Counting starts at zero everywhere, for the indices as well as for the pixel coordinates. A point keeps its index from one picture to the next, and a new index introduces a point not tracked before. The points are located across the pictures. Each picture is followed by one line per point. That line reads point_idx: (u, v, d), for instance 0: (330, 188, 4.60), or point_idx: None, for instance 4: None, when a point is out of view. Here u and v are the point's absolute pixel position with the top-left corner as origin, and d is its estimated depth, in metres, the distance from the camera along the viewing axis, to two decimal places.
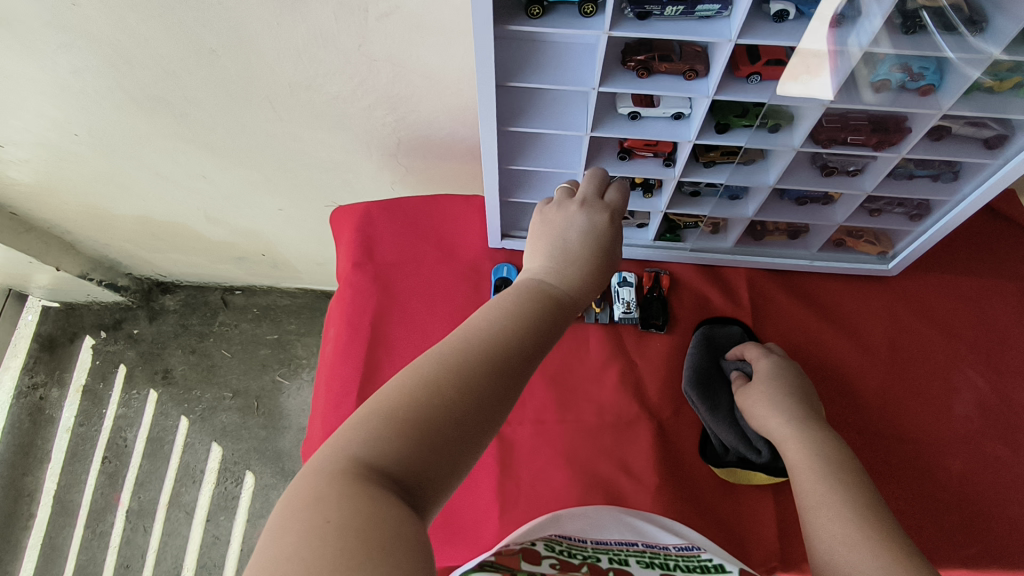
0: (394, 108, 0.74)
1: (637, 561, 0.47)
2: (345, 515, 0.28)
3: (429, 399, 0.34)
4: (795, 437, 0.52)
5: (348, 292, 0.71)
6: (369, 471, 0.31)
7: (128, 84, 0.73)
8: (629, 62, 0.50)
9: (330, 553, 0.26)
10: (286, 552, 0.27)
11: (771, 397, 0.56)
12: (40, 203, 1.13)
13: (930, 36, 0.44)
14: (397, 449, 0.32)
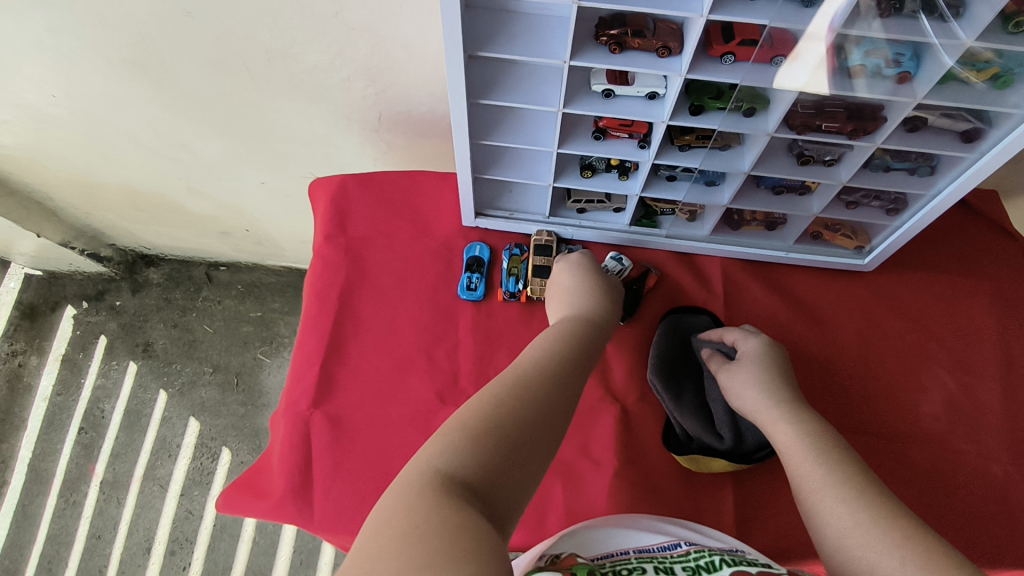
0: (374, 80, 0.73)
1: (683, 567, 0.43)
2: (430, 524, 0.31)
3: (503, 419, 0.38)
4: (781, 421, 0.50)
5: (318, 264, 0.70)
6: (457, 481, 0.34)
7: (103, 46, 0.72)
8: (601, 37, 0.49)
9: (422, 556, 0.29)
10: (387, 553, 0.29)
11: (754, 380, 0.54)
12: (19, 167, 1.11)
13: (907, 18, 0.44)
14: (474, 467, 0.35)
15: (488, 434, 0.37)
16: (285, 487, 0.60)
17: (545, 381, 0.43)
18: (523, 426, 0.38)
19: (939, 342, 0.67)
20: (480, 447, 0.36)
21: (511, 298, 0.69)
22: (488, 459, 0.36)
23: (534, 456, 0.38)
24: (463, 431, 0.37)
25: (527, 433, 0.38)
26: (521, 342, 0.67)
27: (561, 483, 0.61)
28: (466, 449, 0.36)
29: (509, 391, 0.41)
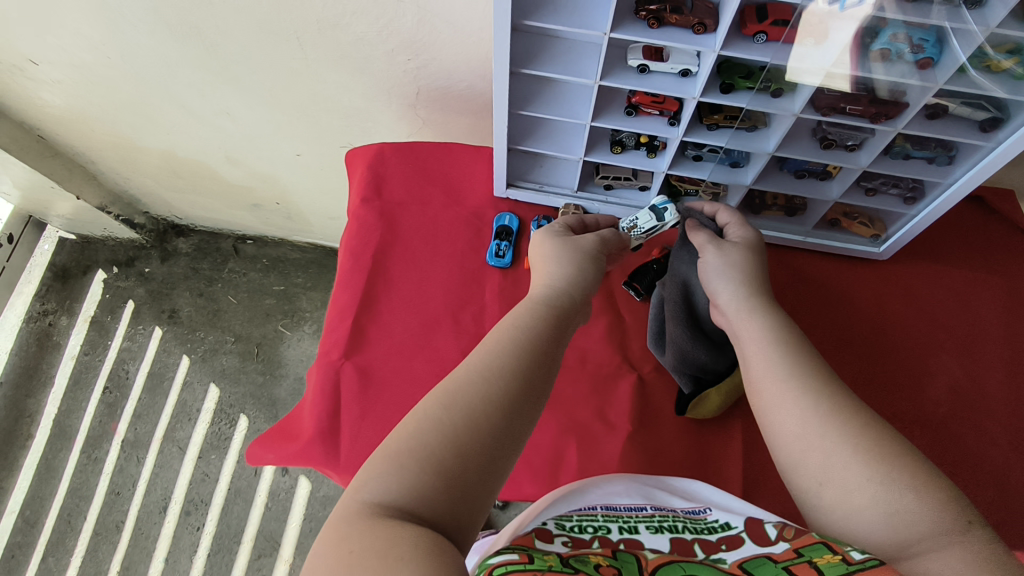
0: (416, 54, 0.77)
1: (647, 526, 0.44)
2: (366, 546, 0.33)
3: (441, 436, 0.39)
4: (745, 315, 0.51)
5: (354, 225, 0.74)
6: (396, 510, 0.35)
7: (163, 8, 0.76)
8: (641, 11, 0.52)
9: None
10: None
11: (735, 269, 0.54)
12: (67, 128, 1.16)
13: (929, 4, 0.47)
14: (422, 479, 0.37)
15: (424, 452, 0.38)
16: (313, 430, 0.63)
17: (483, 377, 0.42)
18: (463, 436, 0.39)
19: (947, 333, 0.69)
20: (415, 470, 0.37)
21: None
22: (426, 480, 0.37)
23: (485, 460, 0.39)
24: (396, 454, 0.38)
25: (468, 442, 0.39)
26: None
27: (576, 441, 0.64)
28: (399, 476, 0.37)
29: (465, 387, 0.41)
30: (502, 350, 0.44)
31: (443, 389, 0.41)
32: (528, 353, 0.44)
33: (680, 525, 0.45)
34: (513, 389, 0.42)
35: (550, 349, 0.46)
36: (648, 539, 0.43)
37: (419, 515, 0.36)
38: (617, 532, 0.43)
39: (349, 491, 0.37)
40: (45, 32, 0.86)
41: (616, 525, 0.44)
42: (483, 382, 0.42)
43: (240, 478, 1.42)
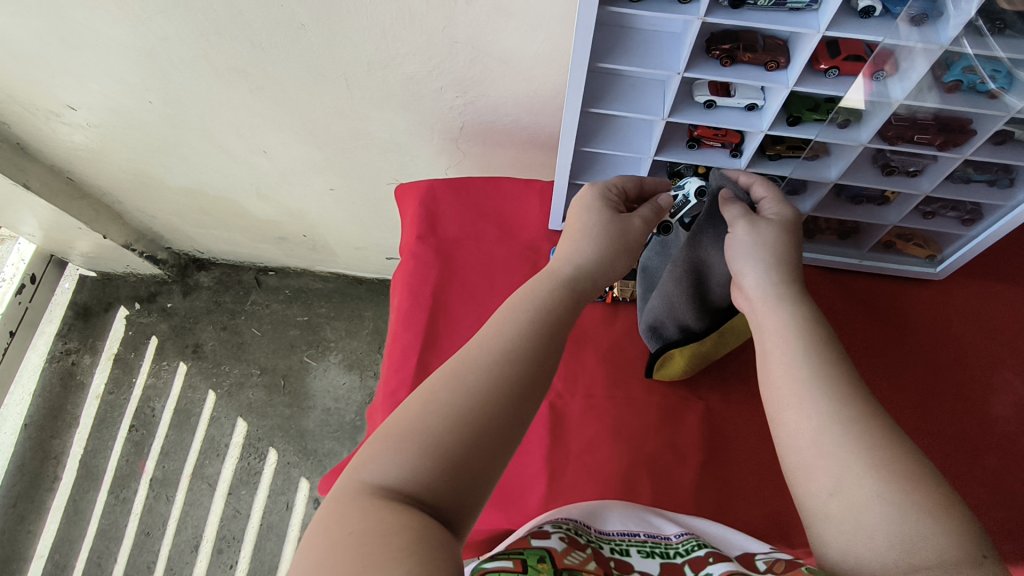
0: (465, 91, 0.77)
1: (638, 550, 0.52)
2: (365, 527, 0.35)
3: (449, 417, 0.41)
4: (772, 305, 0.50)
5: (411, 262, 0.74)
6: (399, 489, 0.38)
7: (212, 54, 0.77)
8: (714, 51, 0.53)
9: (357, 557, 0.33)
10: (321, 556, 0.34)
11: (768, 250, 0.52)
12: (97, 170, 1.16)
13: (983, 39, 0.48)
14: (428, 464, 0.39)
15: (426, 435, 0.40)
16: None
17: (495, 362, 0.44)
18: (466, 421, 0.41)
19: (1007, 349, 0.69)
20: (417, 452, 0.39)
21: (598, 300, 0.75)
22: (427, 464, 0.39)
23: (484, 446, 0.40)
24: (400, 438, 0.40)
25: (473, 426, 0.40)
26: (605, 343, 0.72)
27: (649, 474, 0.64)
28: (402, 458, 0.39)
29: (479, 364, 0.44)
30: (515, 335, 0.46)
31: (453, 374, 0.44)
32: (537, 338, 0.46)
33: (670, 549, 0.52)
34: (523, 374, 0.44)
35: (559, 339, 0.47)
36: (637, 563, 0.50)
37: (417, 496, 0.38)
38: (609, 552, 0.51)
39: (355, 468, 0.40)
40: (88, 80, 0.86)
41: (610, 547, 0.52)
42: (497, 367, 0.44)
43: (271, 513, 1.40)
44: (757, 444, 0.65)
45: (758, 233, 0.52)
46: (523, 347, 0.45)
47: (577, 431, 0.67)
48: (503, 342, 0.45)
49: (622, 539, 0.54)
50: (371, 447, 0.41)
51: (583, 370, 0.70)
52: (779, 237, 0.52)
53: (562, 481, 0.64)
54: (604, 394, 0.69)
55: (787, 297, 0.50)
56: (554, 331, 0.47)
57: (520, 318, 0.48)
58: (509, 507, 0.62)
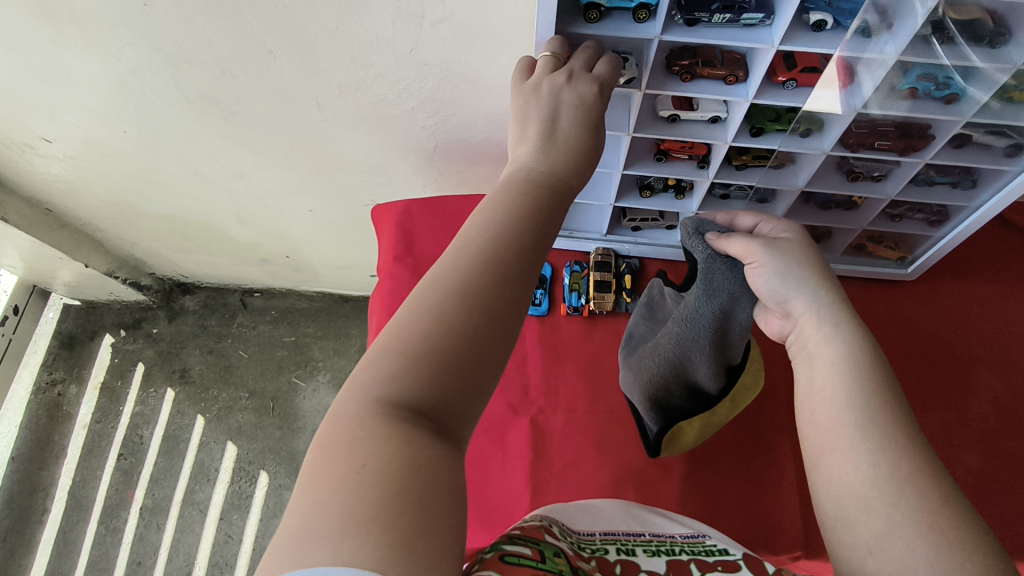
0: (436, 111, 0.78)
1: (643, 550, 0.48)
2: (380, 460, 0.30)
3: (447, 326, 0.35)
4: (829, 331, 0.44)
5: (389, 283, 0.74)
6: (404, 412, 0.33)
7: (184, 83, 0.77)
8: (674, 66, 0.53)
9: (372, 496, 0.29)
10: (326, 491, 0.30)
11: (796, 275, 0.46)
12: (75, 200, 1.16)
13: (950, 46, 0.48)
14: (425, 386, 0.34)
15: (426, 349, 0.34)
16: None
17: (486, 261, 0.38)
18: (468, 329, 0.35)
19: (982, 348, 0.70)
20: (418, 365, 0.34)
21: (575, 313, 0.74)
22: (430, 379, 0.34)
23: (483, 355, 0.36)
24: (398, 350, 0.34)
25: (473, 335, 0.35)
26: (585, 356, 0.73)
27: (633, 486, 0.64)
28: (403, 373, 0.34)
29: (470, 262, 0.38)
30: (506, 230, 0.40)
31: (443, 274, 0.37)
32: (530, 237, 0.40)
33: (676, 549, 0.48)
34: (518, 271, 0.39)
35: (542, 233, 0.42)
36: (644, 561, 0.46)
37: (424, 415, 0.33)
38: (613, 554, 0.47)
39: (351, 385, 0.34)
40: (61, 112, 0.86)
41: (616, 547, 0.49)
42: (490, 264, 0.38)
43: (264, 536, 1.40)
44: (738, 452, 0.66)
45: (782, 252, 0.47)
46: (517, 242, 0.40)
47: (559, 446, 0.67)
48: (493, 239, 0.39)
49: (627, 539, 0.51)
50: (360, 367, 0.35)
51: (564, 384, 0.71)
52: (806, 251, 0.47)
53: (546, 497, 0.64)
54: (585, 407, 0.69)
55: (842, 321, 0.44)
56: (537, 221, 0.41)
57: (498, 215, 0.41)
58: (493, 525, 0.62)
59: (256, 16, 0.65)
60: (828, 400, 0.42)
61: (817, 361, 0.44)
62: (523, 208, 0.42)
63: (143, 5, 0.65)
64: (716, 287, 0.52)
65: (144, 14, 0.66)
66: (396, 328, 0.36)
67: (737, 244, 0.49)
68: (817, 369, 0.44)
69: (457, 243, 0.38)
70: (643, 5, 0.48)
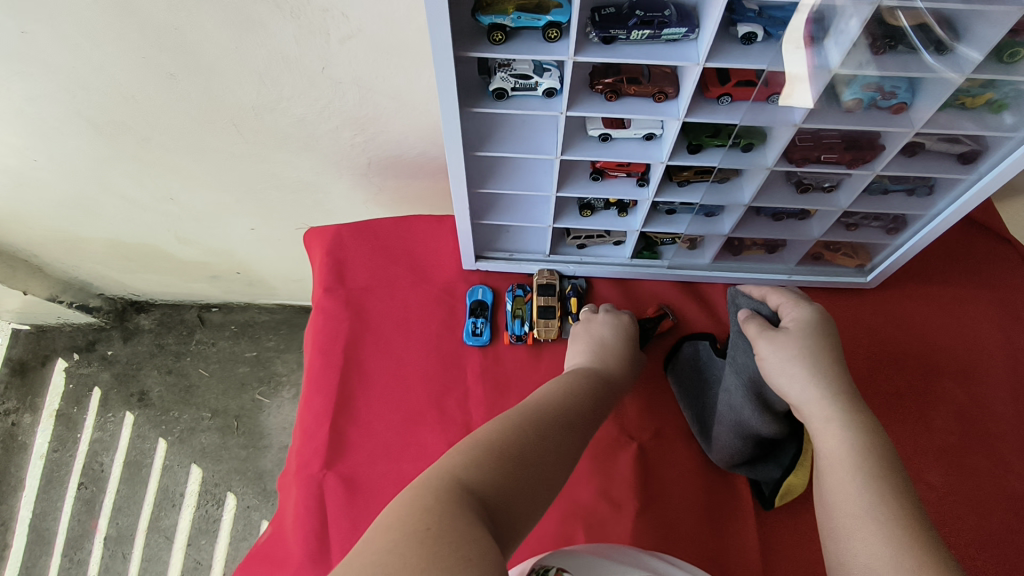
0: (363, 128, 0.72)
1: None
2: (444, 525, 0.29)
3: (529, 447, 0.38)
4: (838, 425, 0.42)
5: (319, 318, 0.70)
6: (471, 495, 0.33)
7: (85, 109, 0.71)
8: (596, 86, 0.49)
9: (438, 552, 0.28)
10: (390, 547, 0.29)
11: (808, 356, 0.46)
12: (1, 228, 1.09)
13: (914, 54, 0.44)
14: (494, 482, 0.35)
15: (511, 457, 0.37)
16: (302, 554, 0.58)
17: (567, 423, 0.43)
18: (546, 462, 0.38)
19: (946, 356, 0.67)
20: (502, 468, 0.36)
21: (518, 341, 0.68)
22: (508, 481, 0.35)
23: (544, 478, 0.38)
24: (490, 449, 0.37)
25: (548, 472, 0.38)
26: None
27: (583, 526, 0.60)
28: (491, 467, 0.35)
29: (542, 411, 0.42)
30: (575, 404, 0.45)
31: (530, 412, 0.42)
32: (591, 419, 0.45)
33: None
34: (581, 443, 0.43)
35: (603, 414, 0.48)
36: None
37: (494, 509, 0.34)
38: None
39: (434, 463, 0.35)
40: None
41: None
42: (565, 426, 0.42)
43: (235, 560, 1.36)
44: (693, 484, 0.62)
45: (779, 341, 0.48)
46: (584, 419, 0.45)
47: None
48: (567, 407, 0.44)
49: None
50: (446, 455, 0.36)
51: None
52: (824, 333, 0.47)
53: None
54: None
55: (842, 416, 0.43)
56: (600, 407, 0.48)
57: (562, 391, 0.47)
58: None
59: (147, 39, 0.59)
60: (836, 469, 0.41)
61: (825, 432, 0.43)
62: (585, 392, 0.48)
63: (19, 31, 0.59)
64: (741, 363, 0.55)
65: (22, 41, 0.60)
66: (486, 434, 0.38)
67: (754, 325, 0.51)
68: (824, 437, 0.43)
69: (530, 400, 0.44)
70: (552, 23, 0.44)
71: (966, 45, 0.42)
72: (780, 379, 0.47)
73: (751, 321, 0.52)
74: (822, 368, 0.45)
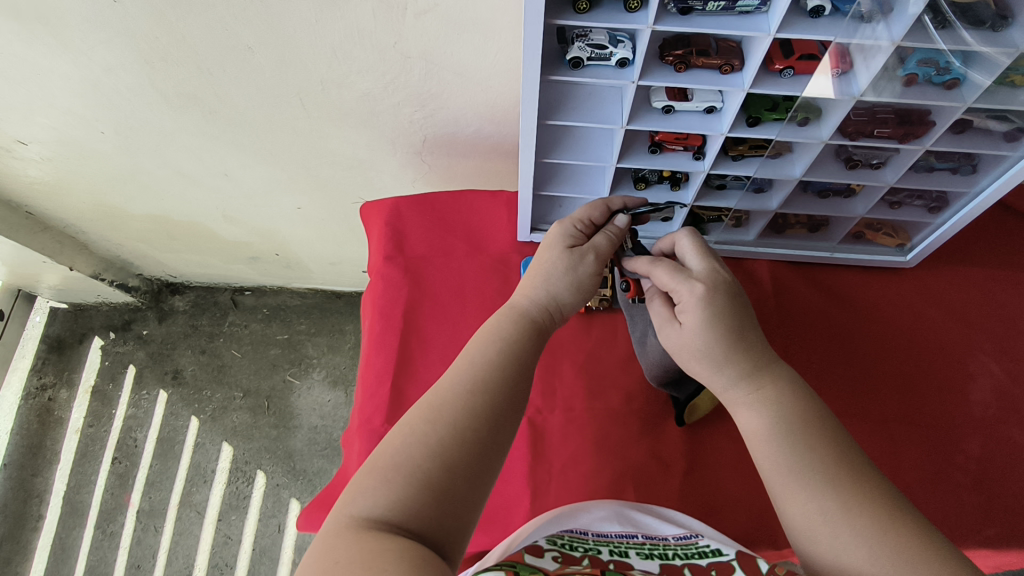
0: (423, 104, 0.76)
1: (638, 552, 0.48)
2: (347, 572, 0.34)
3: (426, 450, 0.40)
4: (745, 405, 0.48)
5: (380, 284, 0.73)
6: (382, 525, 0.37)
7: (161, 82, 0.75)
8: (668, 56, 0.53)
9: None
10: None
11: (703, 351, 0.49)
12: (56, 202, 1.13)
13: (925, 30, 0.48)
14: (407, 499, 0.38)
15: (410, 465, 0.40)
16: None
17: (468, 391, 0.44)
18: (447, 449, 0.40)
19: (979, 332, 0.69)
20: (403, 485, 0.39)
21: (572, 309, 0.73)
22: (414, 496, 0.38)
23: (460, 465, 0.40)
24: (385, 470, 0.40)
25: (454, 456, 0.40)
26: (582, 353, 0.72)
27: (634, 484, 0.63)
28: (387, 491, 0.39)
29: (448, 395, 0.44)
30: (484, 365, 0.46)
31: (427, 405, 0.43)
32: (510, 366, 0.46)
33: (670, 551, 0.49)
34: (495, 401, 0.44)
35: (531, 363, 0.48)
36: (639, 562, 0.46)
37: (407, 529, 0.37)
38: (608, 554, 0.47)
39: (341, 503, 0.39)
40: (34, 113, 0.84)
41: (610, 547, 0.49)
42: (471, 396, 0.44)
43: (264, 536, 1.38)
44: (737, 446, 0.65)
45: (683, 332, 0.50)
46: (495, 375, 0.45)
47: (557, 446, 0.66)
48: (473, 373, 0.45)
49: (620, 540, 0.51)
50: (350, 492, 0.40)
51: (561, 382, 0.70)
52: (712, 323, 0.48)
53: (545, 500, 0.62)
54: (583, 406, 0.68)
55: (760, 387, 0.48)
56: (525, 356, 0.48)
57: (485, 350, 0.47)
58: (493, 529, 0.61)
59: (233, 12, 0.63)
60: (760, 444, 0.46)
61: (738, 410, 0.49)
62: (507, 339, 0.48)
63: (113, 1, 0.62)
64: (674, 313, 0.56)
65: (115, 10, 0.63)
66: (388, 450, 0.41)
67: (657, 305, 0.53)
68: (739, 417, 0.49)
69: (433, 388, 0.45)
70: None
71: (981, 43, 0.47)
72: (687, 361, 0.51)
73: (655, 298, 0.54)
74: (720, 356, 0.48)
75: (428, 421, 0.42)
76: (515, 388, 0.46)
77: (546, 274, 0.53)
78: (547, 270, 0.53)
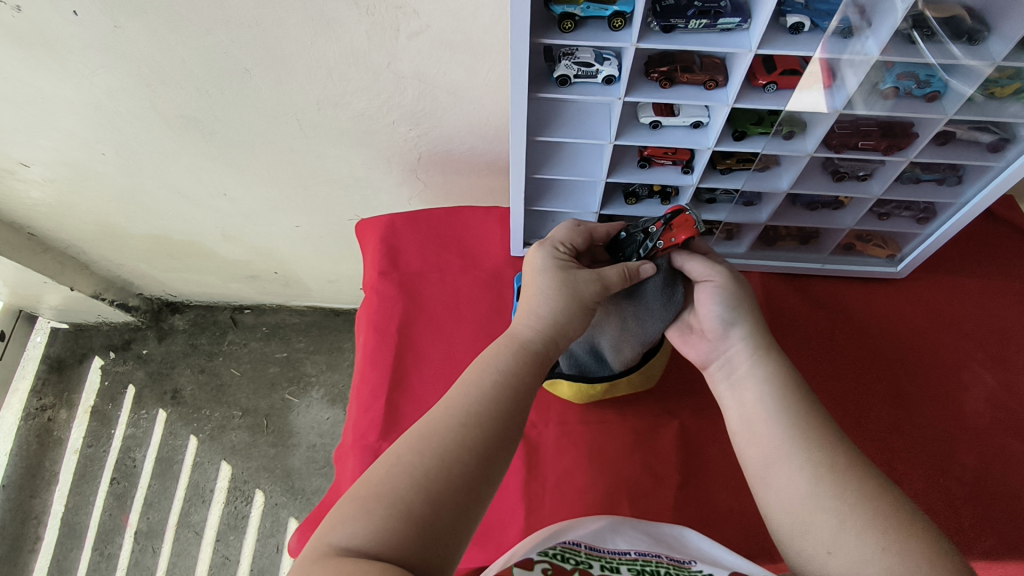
0: (417, 123, 0.77)
1: (629, 568, 0.48)
2: None
3: (410, 481, 0.41)
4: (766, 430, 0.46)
5: (374, 299, 0.74)
6: (363, 554, 0.37)
7: (161, 104, 0.76)
8: (652, 74, 0.55)
9: None
10: None
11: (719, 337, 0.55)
12: (56, 222, 1.14)
13: (914, 45, 0.48)
14: (388, 528, 0.38)
15: (392, 496, 0.40)
16: None
17: (461, 424, 0.44)
18: (431, 479, 0.41)
19: (973, 342, 0.70)
20: (385, 515, 0.39)
21: None
22: (395, 524, 0.39)
23: (447, 494, 0.41)
24: (368, 499, 0.40)
25: (439, 490, 0.41)
26: None
27: (628, 497, 0.63)
28: (367, 521, 0.39)
29: (439, 425, 0.44)
30: (479, 396, 0.46)
31: (418, 434, 0.44)
32: (503, 398, 0.46)
33: (661, 569, 0.48)
34: (489, 435, 0.44)
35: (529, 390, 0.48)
36: None
37: (384, 557, 0.37)
38: (598, 569, 0.47)
39: (322, 531, 0.39)
40: (35, 136, 0.85)
41: (601, 563, 0.49)
42: (462, 427, 0.44)
43: (262, 557, 1.37)
44: (731, 459, 0.65)
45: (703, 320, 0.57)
46: (490, 409, 0.45)
47: (552, 460, 0.66)
48: (464, 406, 0.45)
49: (613, 556, 0.50)
50: (331, 521, 0.40)
51: (555, 397, 0.70)
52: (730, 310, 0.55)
53: (540, 515, 0.62)
54: (577, 419, 0.68)
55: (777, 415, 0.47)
56: (523, 386, 0.48)
57: (486, 378, 0.48)
58: (488, 544, 0.61)
59: (230, 35, 0.64)
60: None
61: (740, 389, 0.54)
62: (515, 367, 0.49)
63: (115, 28, 0.64)
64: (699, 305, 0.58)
65: (117, 37, 0.65)
66: (373, 479, 0.41)
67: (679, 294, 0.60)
68: (745, 394, 0.53)
69: (424, 418, 0.45)
70: (618, 13, 0.49)
71: (965, 54, 0.48)
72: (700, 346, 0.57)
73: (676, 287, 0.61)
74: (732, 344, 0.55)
75: (415, 452, 0.42)
76: (511, 424, 0.46)
77: (547, 306, 0.53)
78: (549, 308, 0.52)
